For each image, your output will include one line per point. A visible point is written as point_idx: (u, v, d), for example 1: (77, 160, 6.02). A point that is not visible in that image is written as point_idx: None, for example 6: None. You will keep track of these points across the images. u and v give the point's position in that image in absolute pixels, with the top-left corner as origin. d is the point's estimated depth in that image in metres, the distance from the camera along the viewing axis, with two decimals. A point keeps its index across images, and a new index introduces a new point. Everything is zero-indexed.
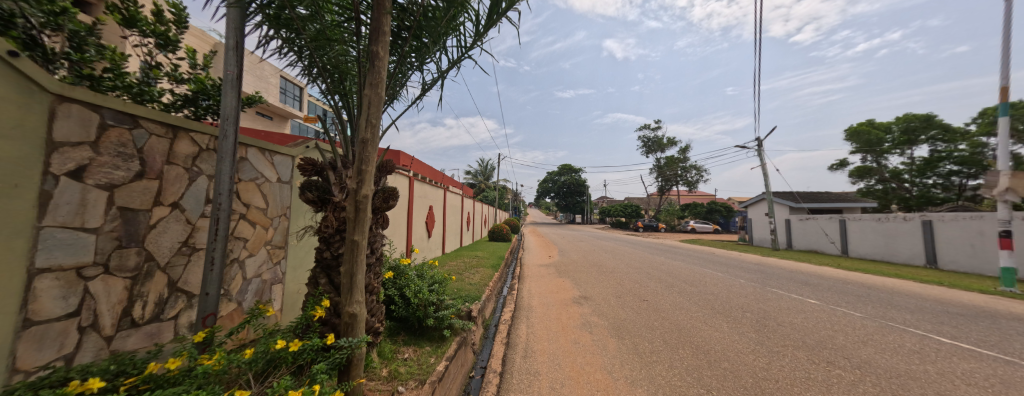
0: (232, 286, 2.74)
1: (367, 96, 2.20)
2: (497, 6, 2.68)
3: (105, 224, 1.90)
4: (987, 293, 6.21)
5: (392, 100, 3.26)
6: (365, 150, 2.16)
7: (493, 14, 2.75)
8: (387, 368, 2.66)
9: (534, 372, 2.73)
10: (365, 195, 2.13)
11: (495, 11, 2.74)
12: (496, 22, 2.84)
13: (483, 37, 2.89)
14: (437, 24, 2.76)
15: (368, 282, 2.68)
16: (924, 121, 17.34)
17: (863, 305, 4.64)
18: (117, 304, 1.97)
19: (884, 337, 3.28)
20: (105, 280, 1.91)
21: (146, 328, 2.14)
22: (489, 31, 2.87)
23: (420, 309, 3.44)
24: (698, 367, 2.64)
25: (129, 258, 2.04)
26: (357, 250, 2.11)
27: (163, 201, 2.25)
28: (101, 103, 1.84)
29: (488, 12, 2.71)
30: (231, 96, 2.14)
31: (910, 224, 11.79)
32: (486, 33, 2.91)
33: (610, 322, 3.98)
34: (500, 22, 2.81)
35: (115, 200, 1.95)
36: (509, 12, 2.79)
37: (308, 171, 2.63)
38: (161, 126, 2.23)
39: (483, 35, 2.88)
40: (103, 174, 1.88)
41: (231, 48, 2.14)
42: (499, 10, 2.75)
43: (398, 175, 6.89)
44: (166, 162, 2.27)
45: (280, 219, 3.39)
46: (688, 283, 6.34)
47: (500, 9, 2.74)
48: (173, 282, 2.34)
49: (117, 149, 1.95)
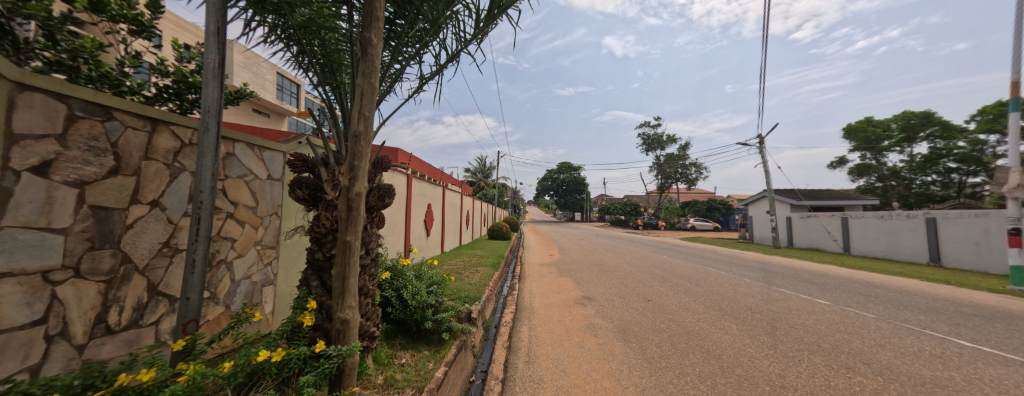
0: (219, 288, 2.60)
1: (360, 86, 2.05)
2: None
3: (75, 224, 1.75)
4: (997, 292, 6.10)
5: (387, 94, 3.11)
6: (358, 145, 2.00)
7: (494, 7, 2.59)
8: (383, 375, 2.53)
9: (538, 380, 2.60)
10: (358, 193, 1.99)
11: (497, 5, 2.58)
12: (497, 17, 2.69)
13: (483, 32, 2.74)
14: (434, 14, 2.60)
15: (361, 284, 2.53)
16: (923, 118, 17.22)
17: (874, 306, 4.53)
18: (90, 310, 1.82)
19: (902, 340, 3.17)
20: (75, 284, 1.75)
21: (122, 335, 1.99)
22: (489, 26, 2.71)
23: (417, 312, 3.31)
24: (712, 374, 2.52)
25: (102, 261, 1.88)
26: (350, 251, 1.97)
27: (141, 200, 2.10)
28: (67, 93, 1.68)
29: (489, 5, 2.54)
30: (213, 86, 1.99)
31: (913, 222, 11.70)
32: (486, 28, 2.77)
33: (615, 324, 3.86)
34: (503, 16, 2.65)
35: (85, 199, 1.79)
36: (511, 7, 2.64)
37: (298, 167, 2.47)
38: (138, 119, 2.08)
39: (484, 31, 2.73)
40: (72, 170, 1.73)
41: (213, 34, 1.98)
42: (501, 4, 2.59)
43: (396, 173, 6.72)
44: (145, 158, 2.11)
45: (270, 218, 3.25)
46: (692, 282, 6.23)
47: (502, 2, 2.59)
48: (153, 286, 2.19)
49: (88, 142, 1.79)
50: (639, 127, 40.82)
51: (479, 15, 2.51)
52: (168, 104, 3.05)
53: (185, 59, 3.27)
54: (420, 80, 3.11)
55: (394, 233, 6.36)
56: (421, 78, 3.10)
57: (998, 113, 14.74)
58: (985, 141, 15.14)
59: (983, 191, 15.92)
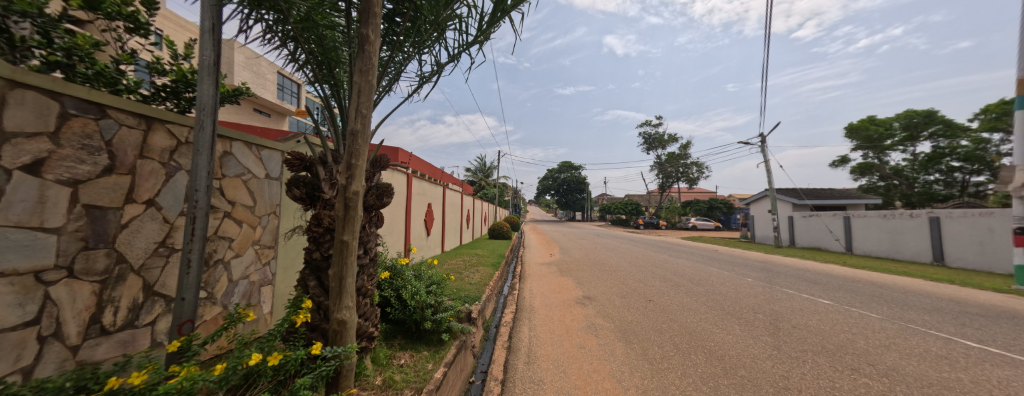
0: (217, 288, 2.58)
1: (357, 83, 2.02)
2: (503, 2, 2.49)
3: (68, 224, 1.72)
4: (1002, 292, 6.04)
5: (386, 93, 3.09)
6: (355, 144, 1.98)
7: (498, 10, 2.57)
8: (381, 376, 2.51)
9: (538, 381, 2.57)
10: (355, 192, 1.96)
11: (501, 8, 2.55)
12: (501, 19, 2.66)
13: (485, 34, 2.71)
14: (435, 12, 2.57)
15: (359, 284, 2.51)
16: (925, 117, 17.09)
17: (878, 306, 4.49)
18: (85, 311, 1.79)
19: (907, 340, 3.13)
20: (69, 285, 1.73)
21: (118, 335, 1.97)
22: (492, 28, 2.68)
23: (417, 312, 3.28)
24: (714, 375, 2.48)
25: (97, 261, 1.86)
26: (347, 251, 1.95)
27: (136, 199, 2.08)
28: (60, 90, 1.65)
29: (492, 7, 2.52)
30: (209, 84, 1.96)
31: (917, 221, 11.62)
32: (489, 29, 2.73)
33: (616, 325, 3.82)
34: (505, 19, 2.62)
35: (79, 198, 1.77)
36: (514, 11, 2.61)
37: (295, 165, 2.44)
38: (133, 117, 2.06)
39: (486, 33, 2.70)
40: (65, 168, 1.70)
41: (208, 31, 1.95)
42: (504, 7, 2.56)
43: (396, 172, 6.69)
44: (140, 157, 2.09)
45: (269, 218, 3.23)
46: (694, 281, 6.19)
47: (505, 6, 2.56)
48: (149, 286, 2.17)
49: (81, 141, 1.76)
50: (640, 126, 40.69)
51: (481, 16, 2.48)
52: (166, 103, 3.03)
53: (180, 56, 3.24)
54: (420, 79, 3.08)
55: (394, 233, 6.34)
56: (422, 77, 3.08)
57: (1002, 112, 14.64)
58: (988, 140, 15.12)
59: (986, 190, 15.86)
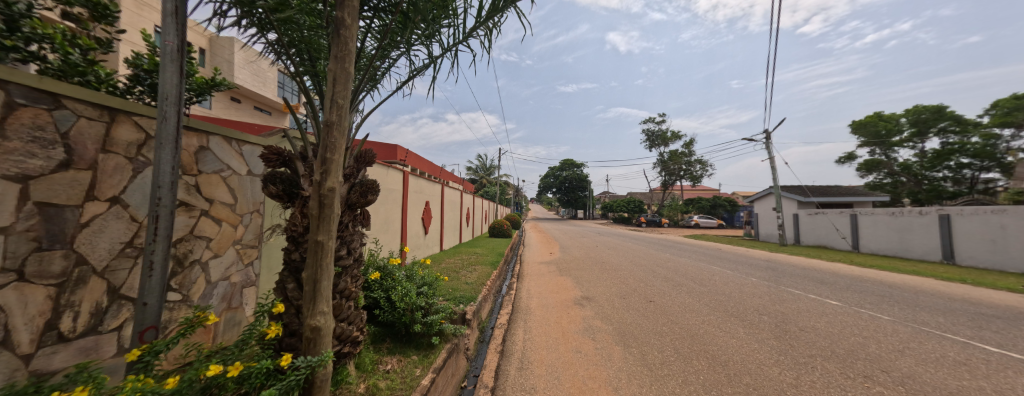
0: (193, 291, 2.46)
1: (333, 71, 1.87)
2: None
3: (18, 223, 1.57)
4: (1017, 292, 5.81)
5: (375, 86, 2.95)
6: (329, 136, 1.82)
7: (500, 2, 2.41)
8: (365, 383, 2.38)
9: (529, 388, 2.43)
10: (331, 189, 1.81)
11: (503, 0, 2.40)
12: (503, 11, 2.51)
13: (486, 27, 2.57)
14: (428, 3, 2.43)
15: (342, 286, 2.37)
16: (935, 112, 16.65)
17: (889, 307, 4.31)
18: (39, 317, 1.66)
19: (922, 345, 2.95)
20: (20, 288, 1.58)
21: (78, 342, 1.84)
22: (493, 20, 2.54)
23: (406, 314, 3.14)
24: (717, 383, 2.33)
25: (52, 263, 1.72)
26: (321, 253, 1.81)
27: (98, 196, 1.95)
28: (6, 78, 1.49)
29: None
30: (172, 72, 1.81)
31: (927, 219, 11.33)
32: (490, 22, 2.59)
33: (614, 327, 3.68)
34: (507, 11, 2.47)
35: (30, 194, 1.62)
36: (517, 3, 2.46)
37: (272, 161, 2.30)
38: (94, 109, 1.92)
39: (486, 26, 2.55)
40: (14, 163, 1.55)
41: (170, 14, 1.78)
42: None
43: (393, 170, 6.56)
44: (102, 151, 1.96)
45: (251, 216, 3.11)
46: (696, 281, 6.01)
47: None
48: (114, 289, 2.05)
49: (31, 133, 1.61)
50: (643, 122, 40.36)
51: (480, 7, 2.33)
52: (143, 97, 2.87)
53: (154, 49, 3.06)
54: (410, 72, 2.93)
55: (390, 233, 6.22)
56: (413, 71, 2.93)
57: (1013, 107, 14.27)
58: (998, 136, 14.79)
59: (996, 187, 15.44)
